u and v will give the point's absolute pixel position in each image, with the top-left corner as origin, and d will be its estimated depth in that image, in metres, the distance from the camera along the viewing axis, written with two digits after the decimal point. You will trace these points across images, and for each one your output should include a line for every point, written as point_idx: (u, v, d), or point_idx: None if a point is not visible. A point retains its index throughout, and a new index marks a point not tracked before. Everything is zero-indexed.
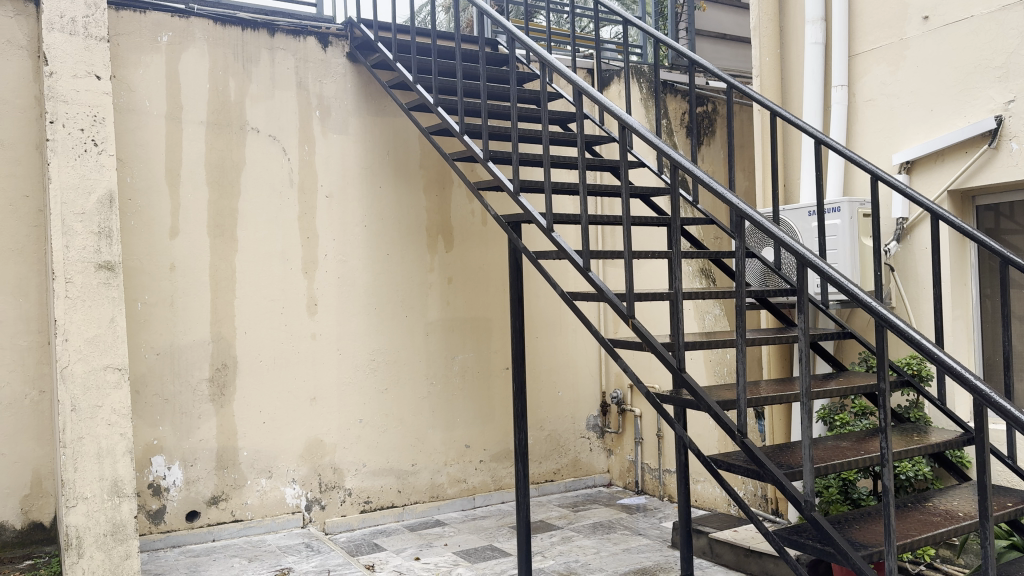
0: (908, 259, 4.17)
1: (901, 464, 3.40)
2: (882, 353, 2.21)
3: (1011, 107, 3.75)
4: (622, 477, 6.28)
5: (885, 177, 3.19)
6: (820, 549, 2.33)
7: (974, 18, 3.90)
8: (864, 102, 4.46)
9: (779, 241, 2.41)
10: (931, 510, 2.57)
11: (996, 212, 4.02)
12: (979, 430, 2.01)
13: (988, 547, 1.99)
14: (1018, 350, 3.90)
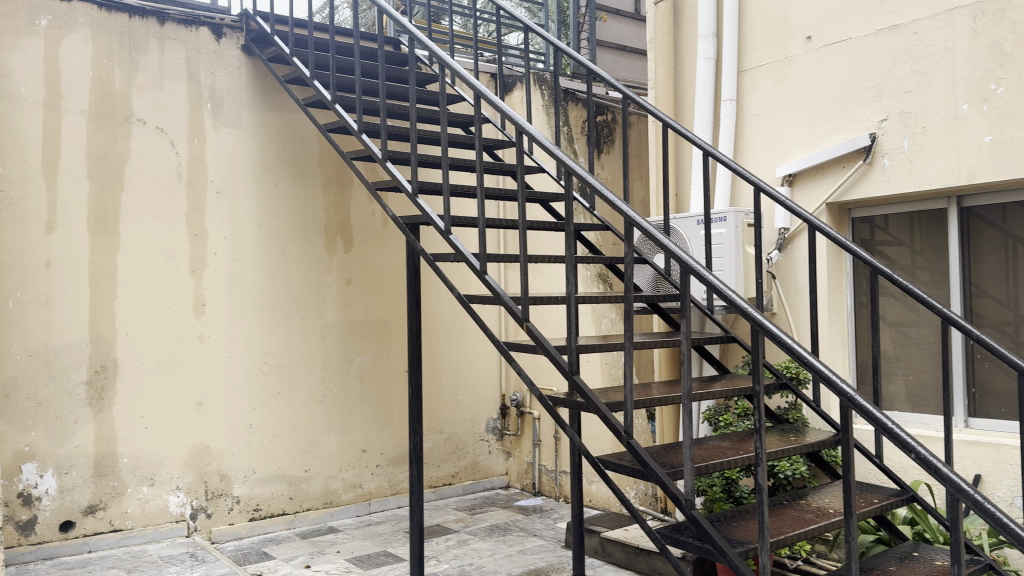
0: (789, 268, 4.37)
1: (780, 463, 3.58)
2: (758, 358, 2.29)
3: (884, 125, 4.00)
4: (520, 479, 6.31)
5: (768, 190, 3.32)
6: (700, 547, 2.40)
7: (852, 40, 4.13)
8: (751, 116, 4.63)
9: (667, 249, 2.47)
10: (804, 507, 2.68)
11: (871, 224, 4.26)
12: (845, 431, 2.10)
13: (852, 543, 2.10)
14: (888, 354, 4.14)
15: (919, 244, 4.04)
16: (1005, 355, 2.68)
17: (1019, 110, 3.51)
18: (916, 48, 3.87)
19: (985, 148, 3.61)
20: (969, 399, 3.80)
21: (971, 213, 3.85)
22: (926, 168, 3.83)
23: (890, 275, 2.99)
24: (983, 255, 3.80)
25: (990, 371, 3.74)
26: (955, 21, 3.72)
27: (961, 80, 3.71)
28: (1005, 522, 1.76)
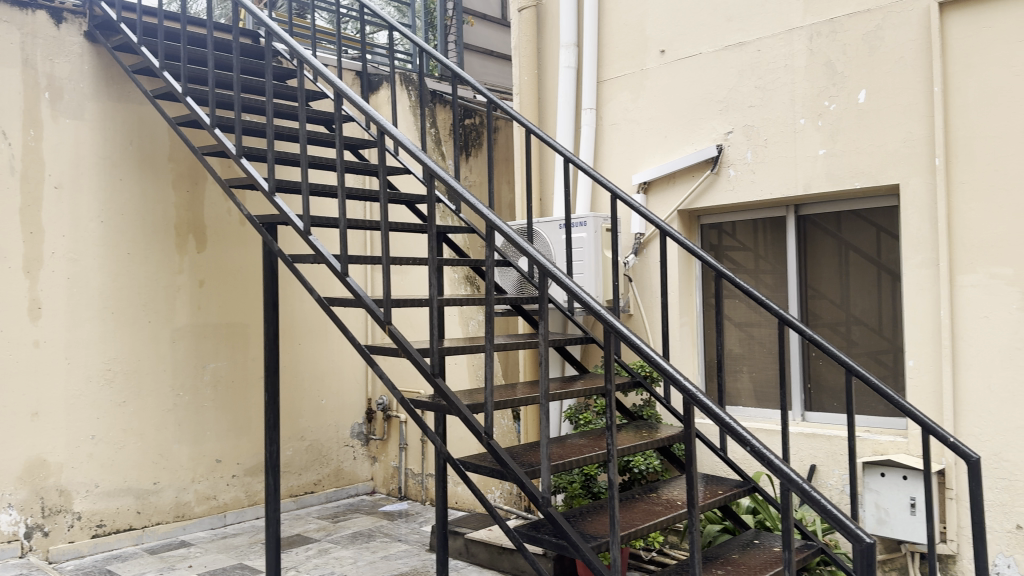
0: (645, 271, 4.54)
1: (635, 457, 3.79)
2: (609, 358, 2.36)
3: (730, 137, 4.22)
4: (386, 484, 6.23)
5: (623, 197, 3.43)
6: (556, 543, 2.46)
7: (702, 55, 4.34)
8: (610, 125, 4.78)
9: (525, 252, 2.50)
10: (655, 500, 2.80)
11: (719, 230, 4.49)
12: (688, 427, 2.20)
13: (694, 533, 2.19)
14: (735, 353, 4.38)
15: (762, 250, 4.30)
16: (834, 353, 2.87)
17: (849, 126, 3.81)
18: (759, 65, 4.12)
19: (819, 161, 3.90)
20: (806, 394, 4.09)
21: (808, 221, 4.14)
22: (768, 178, 4.08)
23: (733, 279, 3.14)
24: (819, 260, 4.09)
25: (823, 368, 4.03)
26: (794, 41, 3.99)
27: (798, 96, 3.98)
28: (830, 510, 1.88)
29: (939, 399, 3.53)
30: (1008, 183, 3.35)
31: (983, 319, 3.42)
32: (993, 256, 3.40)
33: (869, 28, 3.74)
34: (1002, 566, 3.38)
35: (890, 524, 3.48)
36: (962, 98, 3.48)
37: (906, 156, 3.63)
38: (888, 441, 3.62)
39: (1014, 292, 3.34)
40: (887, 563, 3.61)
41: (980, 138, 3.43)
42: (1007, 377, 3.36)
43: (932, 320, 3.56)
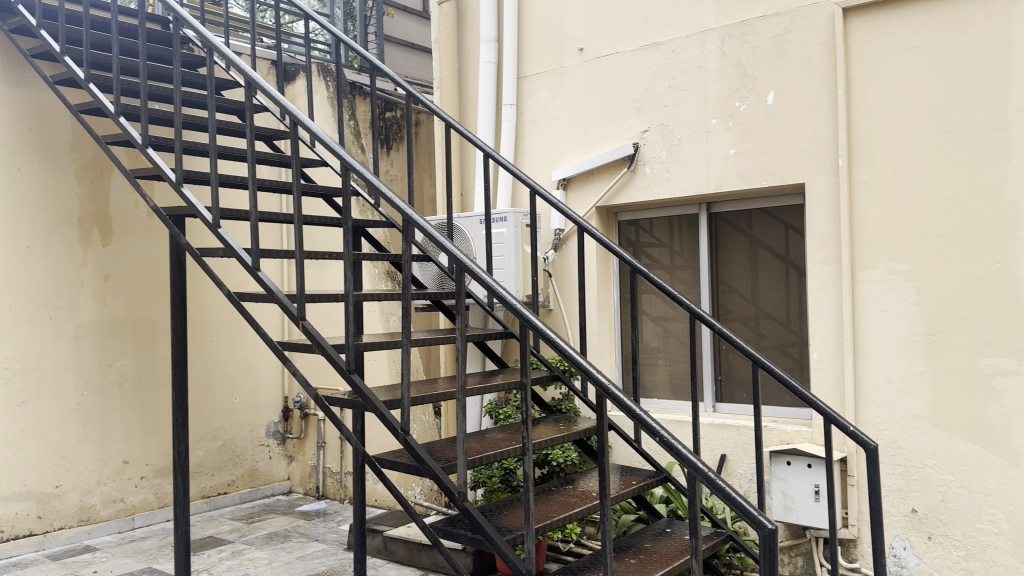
0: (564, 267, 4.58)
1: (554, 451, 3.84)
2: (525, 352, 2.37)
3: (645, 136, 4.31)
4: (303, 483, 6.12)
5: (543, 193, 3.43)
6: (472, 538, 2.46)
7: (619, 54, 4.41)
8: (529, 121, 4.80)
9: (441, 245, 2.47)
10: (571, 492, 2.83)
11: (636, 226, 4.57)
12: (600, 419, 2.22)
13: (607, 523, 2.22)
14: (651, 347, 4.48)
15: (678, 246, 4.40)
16: (742, 346, 2.94)
17: (758, 126, 3.93)
18: (674, 65, 4.20)
19: (730, 160, 4.01)
20: (717, 386, 4.21)
21: (719, 218, 4.26)
22: (682, 176, 4.18)
23: (647, 273, 3.18)
24: (730, 257, 4.21)
25: (734, 361, 4.16)
26: (707, 42, 4.09)
27: (711, 97, 4.08)
28: (735, 497, 1.92)
29: (841, 390, 3.69)
30: (905, 183, 3.52)
31: (882, 313, 3.58)
32: (892, 253, 3.56)
33: (777, 32, 3.86)
34: (898, 548, 3.56)
35: (796, 511, 3.62)
36: (864, 101, 3.63)
37: (812, 157, 3.77)
38: (794, 431, 3.75)
39: (910, 287, 3.51)
40: (793, 549, 3.76)
41: (880, 140, 3.59)
42: (904, 368, 3.53)
43: (834, 314, 3.71)
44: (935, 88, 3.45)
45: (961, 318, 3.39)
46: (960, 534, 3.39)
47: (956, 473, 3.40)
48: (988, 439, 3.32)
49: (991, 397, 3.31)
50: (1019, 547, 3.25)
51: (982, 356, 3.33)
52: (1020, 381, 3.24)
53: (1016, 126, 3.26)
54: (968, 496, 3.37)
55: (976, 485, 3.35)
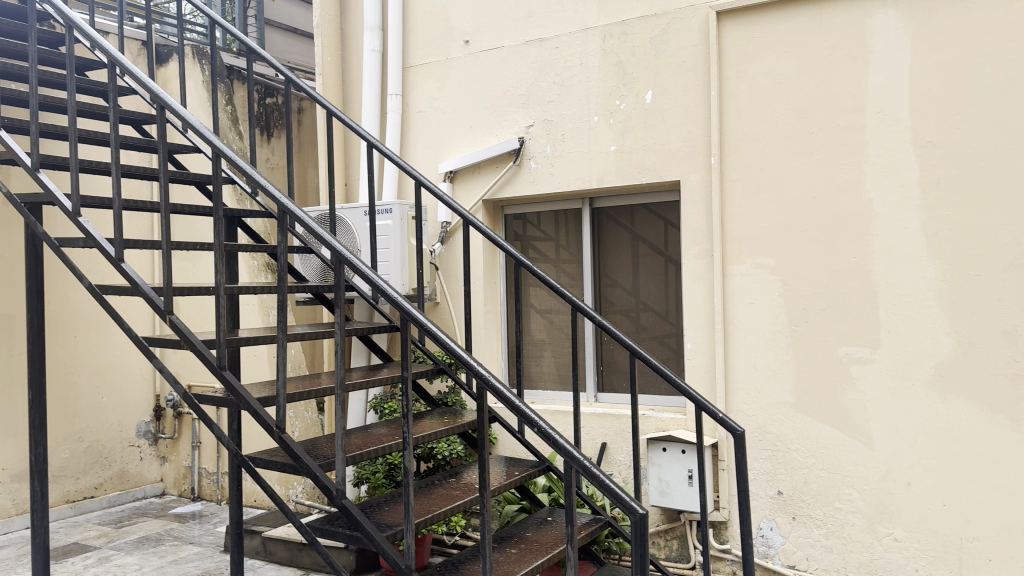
0: (450, 260, 4.58)
1: (439, 444, 3.87)
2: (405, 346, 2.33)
3: (530, 130, 4.35)
4: (177, 485, 5.85)
5: (429, 185, 3.28)
6: (350, 535, 2.42)
7: (504, 48, 4.43)
8: (415, 112, 4.75)
9: (317, 236, 2.39)
10: (454, 485, 2.82)
11: (523, 220, 4.61)
12: (480, 411, 2.23)
13: (486, 514, 2.23)
14: (535, 339, 4.54)
15: (563, 240, 4.47)
16: (621, 338, 2.97)
17: (637, 124, 4.04)
18: (557, 61, 4.26)
19: (612, 157, 4.11)
20: (599, 376, 4.31)
21: (602, 213, 4.36)
22: (565, 171, 4.24)
23: (532, 267, 3.15)
24: (613, 250, 4.31)
25: (615, 352, 4.27)
26: (588, 40, 4.16)
27: (593, 94, 4.16)
28: (607, 484, 1.97)
29: (712, 379, 3.84)
30: (773, 182, 3.70)
31: (751, 305, 3.75)
32: (760, 247, 3.73)
33: (655, 32, 3.98)
34: (766, 529, 3.75)
35: (671, 495, 3.76)
36: (735, 102, 3.79)
37: (687, 155, 3.90)
38: (669, 418, 3.89)
39: (776, 280, 3.70)
40: (669, 533, 3.90)
41: (749, 140, 3.75)
42: (770, 357, 3.71)
43: (707, 306, 3.86)
44: (800, 91, 3.63)
45: (822, 310, 3.59)
46: (821, 514, 3.61)
47: (817, 456, 3.61)
48: (845, 423, 3.54)
49: (848, 384, 3.54)
50: (873, 524, 3.49)
51: (841, 345, 3.56)
52: (875, 367, 3.48)
53: (872, 129, 3.49)
54: (828, 478, 3.59)
55: (835, 466, 3.57)
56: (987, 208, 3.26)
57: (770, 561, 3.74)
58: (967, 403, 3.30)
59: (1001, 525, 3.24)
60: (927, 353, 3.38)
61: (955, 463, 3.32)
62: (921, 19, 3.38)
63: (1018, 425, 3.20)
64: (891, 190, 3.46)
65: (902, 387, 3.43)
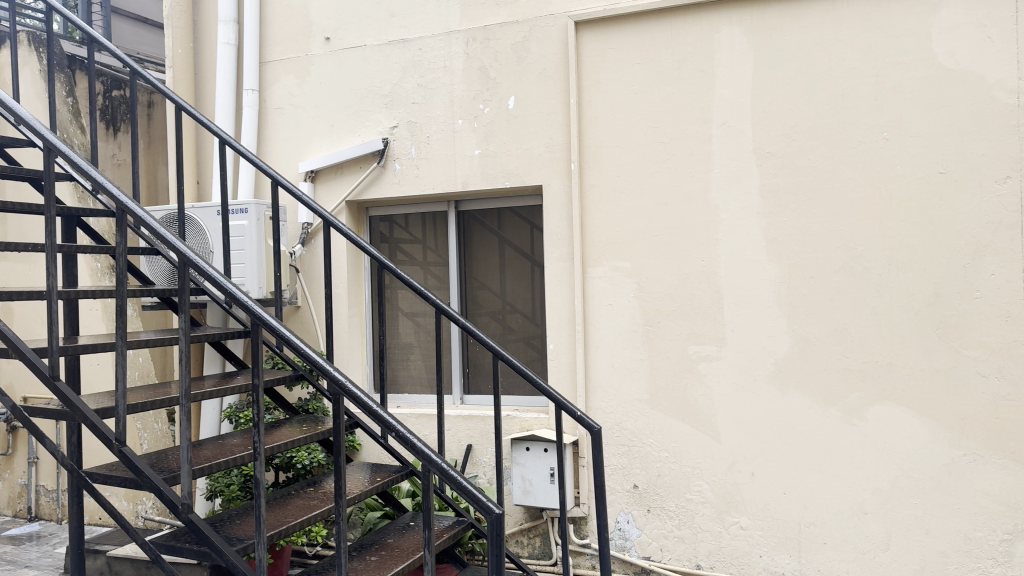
0: (311, 262, 4.47)
1: (299, 453, 3.72)
2: (256, 354, 2.26)
3: (395, 131, 4.31)
4: (12, 505, 5.42)
5: (286, 185, 3.18)
6: (197, 551, 2.32)
7: (366, 47, 4.37)
8: (273, 109, 4.60)
9: (160, 239, 2.28)
10: (311, 494, 2.75)
11: (390, 222, 4.57)
12: (336, 417, 2.19)
13: (341, 523, 2.21)
14: (401, 341, 4.51)
15: (431, 241, 4.46)
16: (485, 340, 2.98)
17: (500, 129, 4.08)
18: (420, 63, 4.25)
19: (476, 160, 4.13)
20: (465, 378, 4.33)
21: (467, 216, 4.39)
22: (430, 173, 4.24)
23: (395, 270, 3.10)
24: (479, 253, 4.36)
25: (480, 354, 4.31)
26: (452, 43, 4.17)
27: (456, 97, 4.18)
28: (465, 486, 1.97)
29: (573, 379, 3.94)
30: (628, 189, 3.84)
31: (608, 307, 3.87)
32: (617, 250, 3.86)
33: (517, 39, 4.04)
34: (623, 522, 3.87)
35: (534, 493, 3.82)
36: (592, 110, 3.90)
37: (548, 160, 3.98)
38: (533, 419, 3.96)
39: (632, 282, 3.83)
40: (532, 530, 3.96)
41: (607, 147, 3.87)
42: (627, 356, 3.84)
43: (567, 308, 3.95)
44: (654, 101, 3.78)
45: (674, 311, 3.75)
46: (674, 505, 3.77)
47: (670, 450, 3.77)
48: (695, 418, 3.71)
49: (697, 380, 3.72)
50: (721, 514, 3.68)
51: (691, 344, 3.73)
52: (721, 365, 3.67)
53: (718, 139, 3.68)
54: (680, 470, 3.75)
55: (686, 460, 3.74)
56: (822, 215, 3.52)
57: (627, 553, 3.87)
58: (803, 396, 3.55)
59: (835, 509, 3.50)
60: (768, 351, 3.60)
61: (793, 453, 3.56)
62: (763, 36, 3.60)
63: (849, 416, 3.48)
64: (734, 197, 3.66)
65: (747, 382, 3.63)
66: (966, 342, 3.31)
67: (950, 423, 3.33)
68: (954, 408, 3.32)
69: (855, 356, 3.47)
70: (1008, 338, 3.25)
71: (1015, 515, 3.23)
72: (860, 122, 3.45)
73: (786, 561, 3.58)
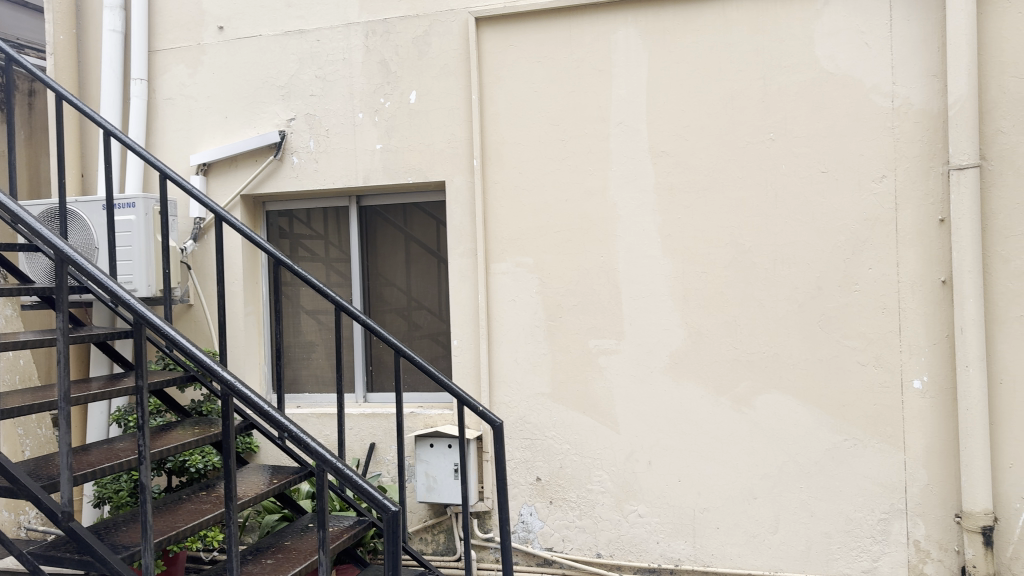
0: (204, 258, 4.33)
1: (193, 457, 3.57)
2: (140, 354, 2.18)
3: (292, 124, 4.21)
4: None
5: (176, 178, 3.07)
6: (79, 560, 2.22)
7: (261, 37, 4.25)
8: (163, 100, 4.42)
9: (35, 235, 2.16)
10: (204, 499, 2.67)
11: (289, 217, 4.47)
12: (225, 419, 2.14)
13: (233, 528, 2.16)
14: (300, 339, 4.42)
15: (333, 237, 4.39)
16: (386, 337, 2.96)
17: (401, 123, 4.05)
18: (319, 55, 4.16)
19: (377, 155, 4.09)
20: (368, 376, 4.29)
21: (368, 211, 4.35)
22: (329, 168, 4.17)
23: (293, 267, 3.04)
24: (382, 249, 4.32)
25: (383, 351, 4.27)
26: (351, 36, 4.11)
27: (356, 90, 4.12)
28: (362, 486, 1.98)
29: (476, 374, 3.94)
30: (528, 185, 3.87)
31: (511, 302, 3.90)
32: (519, 247, 3.89)
33: (418, 33, 4.01)
34: (526, 515, 3.91)
35: (438, 489, 3.81)
36: (494, 106, 3.91)
37: (450, 156, 3.98)
38: (437, 415, 3.96)
39: (534, 278, 3.87)
40: (436, 526, 3.95)
41: (509, 143, 3.89)
42: (529, 351, 3.87)
43: (471, 304, 3.95)
44: (554, 99, 3.83)
45: (575, 306, 3.81)
46: (575, 496, 3.83)
47: (571, 442, 3.82)
48: (596, 411, 3.79)
49: (598, 373, 3.79)
50: (620, 503, 3.76)
51: (591, 338, 3.79)
52: (620, 357, 3.75)
53: (616, 138, 3.75)
54: (580, 462, 3.81)
55: (587, 451, 3.80)
56: (713, 212, 3.64)
57: (530, 545, 3.90)
58: (696, 387, 3.66)
59: (726, 495, 3.64)
60: (664, 343, 3.70)
61: (688, 442, 3.67)
62: (657, 37, 3.69)
63: (738, 405, 3.61)
64: (632, 195, 3.74)
65: (645, 374, 3.72)
66: (846, 332, 3.49)
67: (832, 409, 3.50)
68: (836, 396, 3.50)
69: (744, 347, 3.61)
70: (883, 328, 3.45)
71: (890, 495, 3.44)
72: (748, 122, 3.59)
73: (682, 546, 3.70)
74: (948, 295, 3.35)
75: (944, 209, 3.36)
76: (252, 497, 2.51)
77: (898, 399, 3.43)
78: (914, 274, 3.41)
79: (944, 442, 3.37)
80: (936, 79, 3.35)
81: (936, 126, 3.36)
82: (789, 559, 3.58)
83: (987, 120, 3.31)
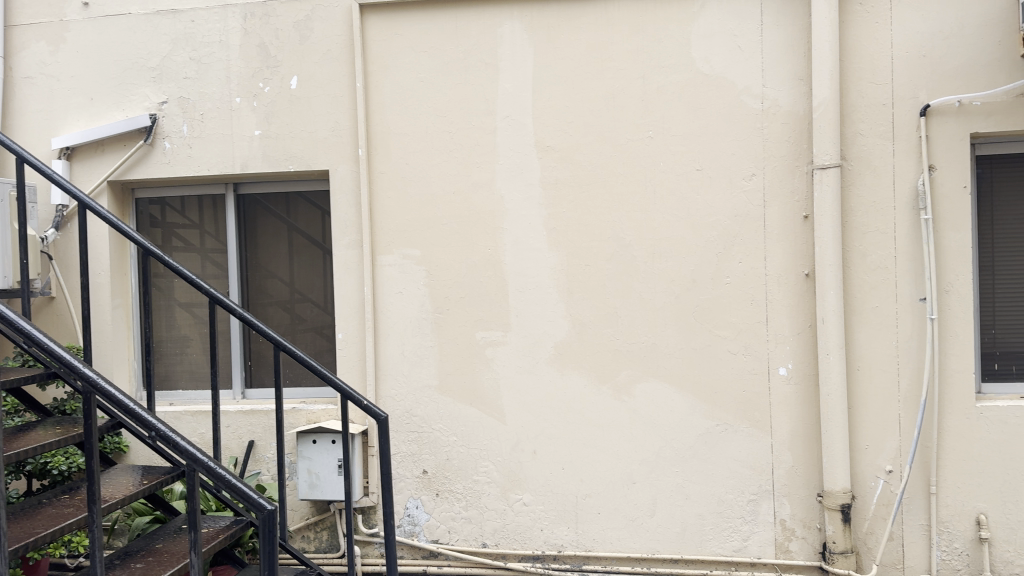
0: (68, 247, 4.09)
1: (55, 458, 3.33)
2: None
3: (164, 107, 4.02)
4: None
5: (34, 163, 2.89)
6: None
7: (130, 15, 4.03)
8: (21, 79, 4.13)
9: None
10: (66, 503, 2.52)
11: (162, 204, 4.26)
12: (87, 418, 2.04)
13: (96, 532, 2.06)
14: (175, 333, 4.24)
15: (209, 227, 4.23)
16: (265, 330, 2.88)
17: (282, 110, 3.93)
18: (193, 36, 3.99)
19: (256, 142, 3.96)
20: (246, 371, 4.16)
21: (246, 199, 4.21)
22: (205, 153, 4.01)
23: (164, 258, 2.92)
24: (262, 239, 4.20)
25: (263, 345, 4.16)
26: (227, 17, 3.96)
27: (233, 74, 3.97)
28: (236, 485, 1.93)
29: (361, 367, 3.89)
30: (414, 176, 3.84)
31: (397, 294, 3.86)
32: (405, 238, 3.85)
33: (299, 17, 3.90)
34: (412, 508, 3.89)
35: (321, 486, 3.74)
36: (379, 95, 3.86)
37: (334, 145, 3.90)
38: (320, 410, 3.89)
39: (420, 270, 3.85)
40: (319, 523, 3.88)
41: (394, 133, 3.85)
42: (415, 343, 3.85)
43: (355, 296, 3.89)
44: (440, 90, 3.81)
45: (461, 297, 3.82)
46: (461, 487, 3.84)
47: (458, 434, 3.83)
48: (482, 402, 3.81)
49: (484, 365, 3.81)
50: (505, 492, 3.80)
51: (477, 329, 3.81)
52: (506, 349, 3.79)
53: (502, 131, 3.77)
54: (466, 453, 3.82)
55: (473, 442, 3.82)
56: (595, 206, 3.72)
57: (415, 538, 3.89)
58: (580, 378, 3.74)
59: (607, 481, 3.73)
60: (549, 334, 3.76)
61: (572, 431, 3.75)
62: (542, 33, 3.73)
63: (619, 394, 3.71)
64: (517, 188, 3.77)
65: (530, 366, 3.77)
66: (719, 323, 3.64)
67: (707, 398, 3.65)
68: (710, 385, 3.65)
69: (624, 338, 3.71)
70: (753, 319, 3.61)
71: (759, 477, 3.62)
72: (629, 119, 3.68)
73: (564, 533, 3.78)
74: (811, 287, 3.55)
75: (808, 206, 3.56)
76: (118, 500, 2.39)
77: (766, 386, 3.61)
78: (781, 267, 3.59)
79: (808, 427, 3.57)
80: (802, 82, 3.54)
81: (801, 126, 3.55)
82: (665, 541, 3.71)
83: (848, 123, 3.52)
